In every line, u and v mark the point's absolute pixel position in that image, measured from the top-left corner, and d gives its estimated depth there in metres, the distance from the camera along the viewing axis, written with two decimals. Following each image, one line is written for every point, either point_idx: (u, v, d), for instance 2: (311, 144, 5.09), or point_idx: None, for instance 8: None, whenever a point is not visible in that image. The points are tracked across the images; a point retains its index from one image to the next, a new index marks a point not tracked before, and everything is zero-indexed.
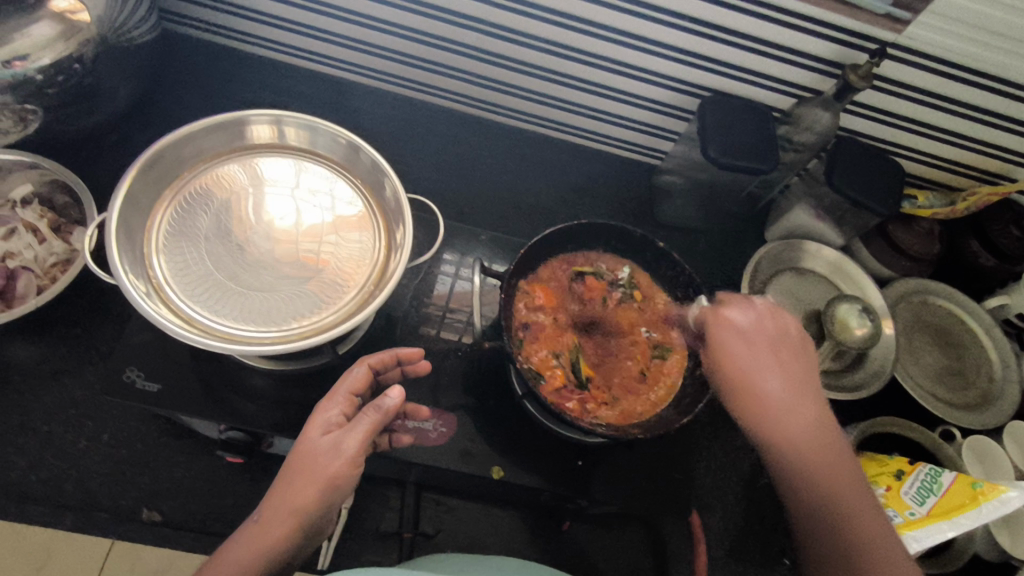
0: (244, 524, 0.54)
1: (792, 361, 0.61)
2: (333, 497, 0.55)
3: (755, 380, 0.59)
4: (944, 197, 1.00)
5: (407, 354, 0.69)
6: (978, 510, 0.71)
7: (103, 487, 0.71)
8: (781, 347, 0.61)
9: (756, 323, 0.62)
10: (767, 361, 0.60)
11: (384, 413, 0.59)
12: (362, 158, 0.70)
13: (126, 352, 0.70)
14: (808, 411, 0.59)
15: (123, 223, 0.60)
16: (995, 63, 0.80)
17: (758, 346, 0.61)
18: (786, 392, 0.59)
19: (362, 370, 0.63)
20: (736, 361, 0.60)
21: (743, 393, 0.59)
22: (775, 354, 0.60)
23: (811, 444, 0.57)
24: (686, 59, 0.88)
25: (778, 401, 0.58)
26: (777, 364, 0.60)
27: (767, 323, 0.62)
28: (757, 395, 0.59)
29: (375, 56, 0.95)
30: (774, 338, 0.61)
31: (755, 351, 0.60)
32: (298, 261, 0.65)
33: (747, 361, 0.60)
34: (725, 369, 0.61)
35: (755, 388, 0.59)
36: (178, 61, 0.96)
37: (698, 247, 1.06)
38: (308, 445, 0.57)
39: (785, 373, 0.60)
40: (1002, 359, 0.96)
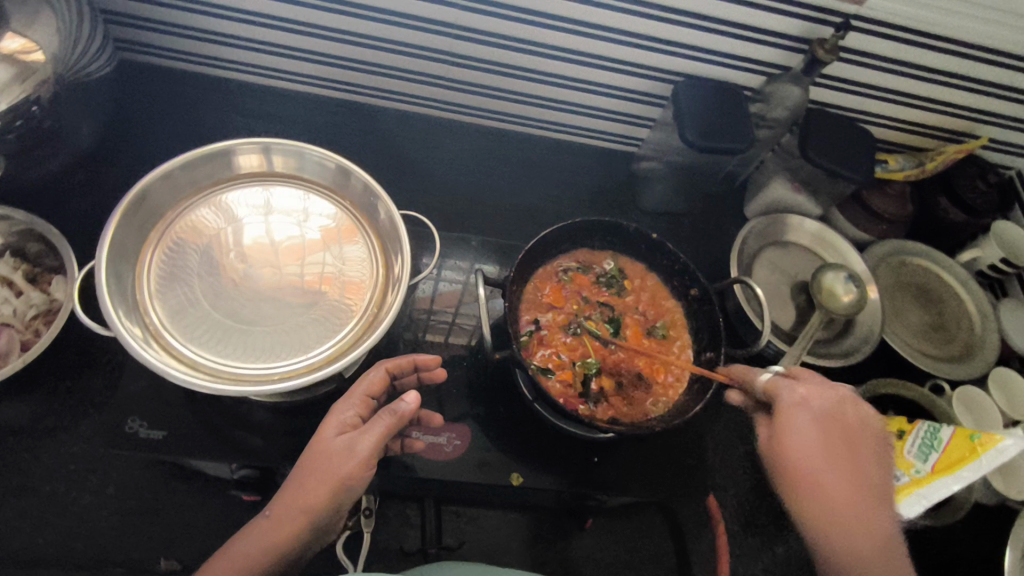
0: (255, 519, 0.56)
1: (858, 453, 0.62)
2: (344, 497, 0.56)
3: (820, 468, 0.60)
4: (913, 159, 1.03)
5: (425, 360, 0.69)
6: (979, 462, 0.74)
7: (114, 540, 0.71)
8: (855, 443, 0.62)
9: (832, 408, 0.63)
10: (838, 455, 0.61)
11: (399, 417, 0.58)
12: (351, 180, 0.69)
13: (125, 401, 0.68)
14: (870, 509, 0.60)
15: (113, 272, 0.58)
16: (954, 27, 0.82)
17: (829, 433, 0.62)
18: (848, 481, 0.60)
19: (378, 375, 0.63)
20: (801, 443, 0.61)
21: (806, 479, 0.60)
22: (846, 446, 0.62)
23: (859, 535, 0.58)
24: (656, 46, 0.88)
25: (839, 491, 0.59)
26: (846, 455, 0.61)
27: (844, 411, 0.63)
28: (820, 482, 0.60)
29: (341, 68, 0.93)
30: (845, 427, 0.63)
31: (828, 442, 0.61)
32: (298, 290, 0.64)
33: (814, 445, 0.61)
34: (787, 450, 0.61)
35: (824, 478, 0.60)
36: (136, 90, 0.93)
37: (682, 230, 1.07)
38: (322, 445, 0.57)
39: (850, 464, 0.61)
40: (981, 311, 1.00)
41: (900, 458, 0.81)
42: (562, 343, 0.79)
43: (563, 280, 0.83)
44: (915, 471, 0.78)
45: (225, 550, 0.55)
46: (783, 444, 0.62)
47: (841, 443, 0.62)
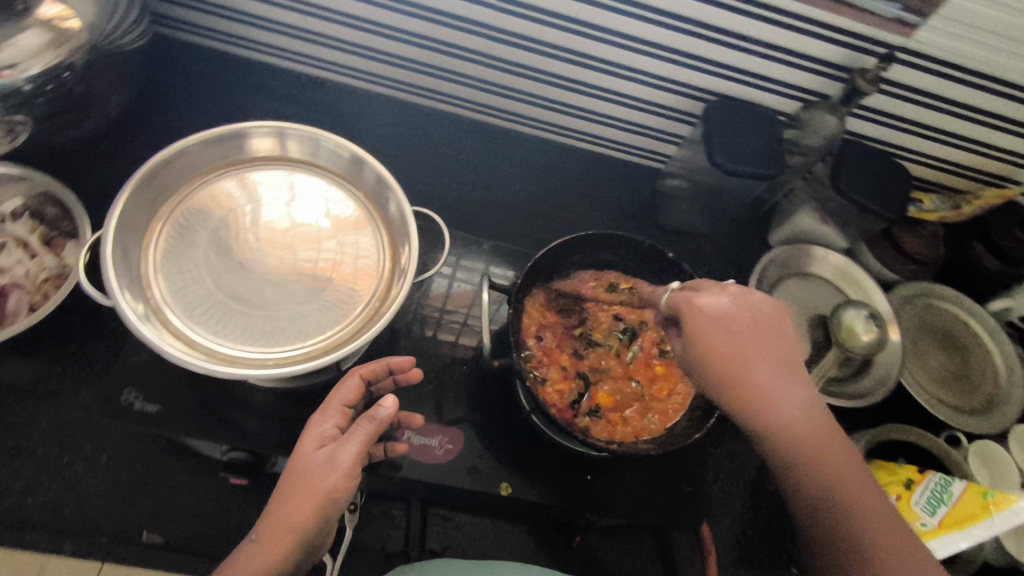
0: (245, 542, 0.54)
1: (765, 333, 0.56)
2: (330, 511, 0.54)
3: (743, 371, 0.55)
4: (947, 201, 1.01)
5: (398, 363, 0.68)
6: (992, 520, 0.70)
7: (102, 509, 0.69)
8: (756, 336, 0.56)
9: (731, 308, 0.57)
10: (775, 360, 0.56)
11: (379, 423, 0.57)
12: (365, 171, 0.68)
13: (123, 372, 0.68)
14: (815, 411, 0.55)
15: (120, 244, 0.58)
16: (1004, 66, 0.79)
17: (739, 325, 0.56)
18: (779, 380, 0.55)
19: (354, 383, 0.62)
20: (723, 342, 0.56)
21: (739, 385, 0.55)
22: (763, 340, 0.56)
23: (824, 453, 0.54)
24: (692, 64, 0.86)
25: (793, 408, 0.54)
26: (780, 355, 0.56)
27: (750, 306, 0.57)
28: (743, 377, 0.55)
29: (372, 60, 0.93)
30: (751, 322, 0.56)
31: (749, 329, 0.56)
32: (301, 278, 0.63)
33: (743, 344, 0.55)
34: (707, 350, 0.56)
35: (747, 382, 0.55)
36: (168, 67, 0.94)
37: (702, 252, 1.05)
38: (302, 460, 0.55)
39: (778, 358, 0.56)
40: (1007, 362, 0.95)
41: (907, 509, 0.78)
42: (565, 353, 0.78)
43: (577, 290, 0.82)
44: (921, 524, 0.76)
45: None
46: (703, 347, 0.56)
47: (747, 351, 0.55)
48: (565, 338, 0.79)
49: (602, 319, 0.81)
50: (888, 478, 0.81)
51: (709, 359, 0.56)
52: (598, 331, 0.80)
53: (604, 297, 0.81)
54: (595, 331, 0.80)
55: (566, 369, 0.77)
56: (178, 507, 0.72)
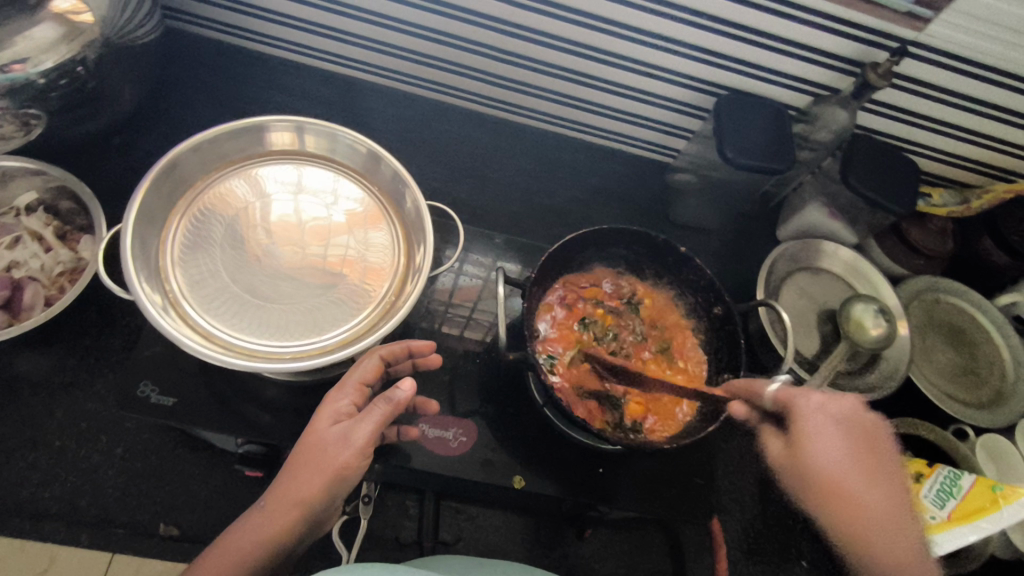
0: (251, 509, 0.55)
1: (877, 452, 0.59)
2: (339, 487, 0.55)
3: (834, 469, 0.57)
4: (958, 196, 1.00)
5: (419, 346, 0.68)
6: (999, 514, 0.71)
7: (118, 501, 0.70)
8: (865, 448, 0.59)
9: (845, 411, 0.59)
10: (875, 474, 0.58)
11: (394, 406, 0.57)
12: (381, 166, 0.68)
13: (139, 366, 0.69)
14: (910, 524, 0.56)
15: (138, 236, 0.58)
16: (1015, 61, 0.79)
17: (848, 439, 0.58)
18: (881, 496, 0.57)
19: (373, 362, 0.63)
20: (824, 458, 0.57)
21: (847, 508, 0.56)
22: (866, 454, 0.58)
23: (920, 570, 0.54)
24: (703, 58, 0.86)
25: (884, 517, 0.56)
26: (882, 471, 0.58)
27: (859, 414, 0.60)
28: (847, 495, 0.56)
29: (382, 54, 0.93)
30: (867, 432, 0.59)
31: (847, 457, 0.57)
32: (316, 273, 0.64)
33: (836, 456, 0.57)
34: (807, 461, 0.58)
35: (852, 502, 0.56)
36: (178, 60, 0.94)
37: (711, 246, 1.05)
38: (316, 435, 0.57)
39: (885, 475, 0.58)
40: (1013, 357, 0.95)
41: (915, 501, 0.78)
42: (574, 344, 0.78)
43: (588, 288, 0.83)
44: (930, 517, 0.76)
45: (219, 544, 0.54)
46: (806, 459, 0.58)
47: (854, 457, 0.58)
48: (576, 328, 0.79)
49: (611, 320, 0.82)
50: None
51: (801, 460, 0.58)
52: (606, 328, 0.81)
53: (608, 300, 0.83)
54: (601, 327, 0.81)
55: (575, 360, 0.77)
56: (193, 499, 0.72)
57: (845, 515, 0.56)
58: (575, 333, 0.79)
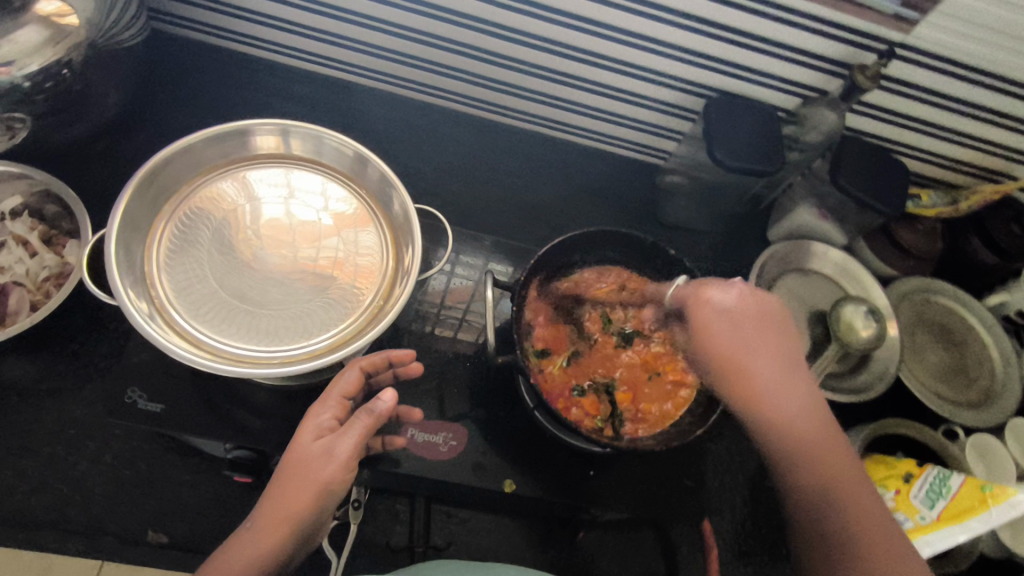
0: (237, 531, 0.54)
1: (773, 330, 0.61)
2: (326, 501, 0.55)
3: (741, 353, 0.60)
4: (945, 196, 1.01)
5: (398, 356, 0.68)
6: (989, 513, 0.71)
7: (106, 509, 0.69)
8: (767, 329, 0.61)
9: (741, 303, 0.62)
10: (777, 353, 0.60)
11: (376, 417, 0.57)
12: (368, 169, 0.68)
13: (126, 372, 0.68)
14: (815, 403, 0.60)
15: (122, 243, 0.57)
16: (1001, 63, 0.79)
17: (749, 326, 0.61)
18: (780, 373, 0.60)
19: (353, 375, 0.63)
20: (724, 340, 0.61)
21: (746, 383, 0.60)
22: (766, 336, 0.61)
23: (821, 439, 0.58)
24: (691, 60, 0.86)
25: (791, 406, 0.59)
26: (791, 355, 0.61)
27: (760, 306, 0.62)
28: (745, 371, 0.60)
29: (371, 56, 0.93)
30: (770, 321, 0.62)
31: (749, 340, 0.60)
32: (305, 277, 0.63)
33: (736, 335, 0.61)
34: (708, 337, 0.62)
35: (755, 379, 0.59)
36: (167, 63, 0.93)
37: (701, 248, 1.06)
38: (299, 451, 0.56)
39: (791, 359, 0.61)
40: (1003, 357, 0.96)
41: (906, 503, 0.79)
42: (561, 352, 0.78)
43: (583, 288, 0.81)
44: (919, 518, 0.77)
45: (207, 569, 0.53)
46: (705, 337, 0.62)
47: (759, 340, 0.60)
48: (563, 335, 0.79)
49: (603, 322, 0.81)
50: (886, 472, 0.82)
51: (709, 345, 0.61)
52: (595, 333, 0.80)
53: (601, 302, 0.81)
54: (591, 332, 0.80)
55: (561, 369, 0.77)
56: (182, 505, 0.72)
57: (754, 399, 0.59)
58: (563, 341, 0.79)
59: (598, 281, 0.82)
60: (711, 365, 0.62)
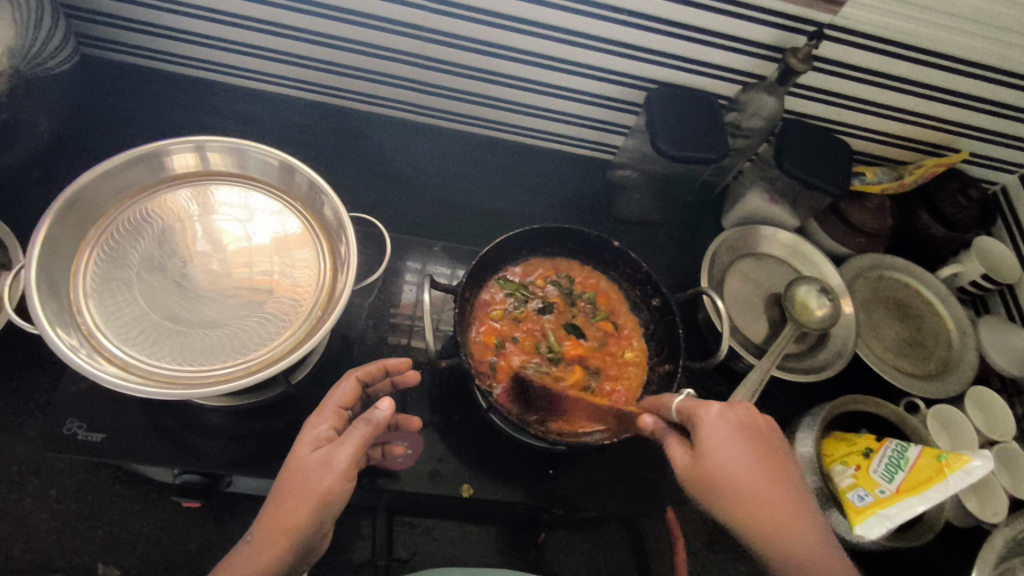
0: (237, 546, 0.53)
1: (767, 452, 0.57)
2: (326, 514, 0.53)
3: (745, 497, 0.54)
4: (891, 172, 1.01)
5: (394, 364, 0.68)
6: (946, 482, 0.71)
7: (54, 545, 0.68)
8: (762, 452, 0.57)
9: (735, 417, 0.58)
10: (755, 476, 0.55)
11: (375, 426, 0.56)
12: (297, 177, 0.67)
13: (64, 404, 0.66)
14: (806, 520, 0.55)
15: (44, 271, 0.56)
16: (931, 38, 0.81)
17: (744, 449, 0.56)
18: (764, 486, 0.55)
19: (350, 385, 0.61)
20: (722, 467, 0.55)
21: (760, 514, 0.54)
22: (755, 456, 0.56)
23: (804, 532, 0.54)
24: (629, 53, 0.87)
25: (773, 524, 0.54)
26: (763, 460, 0.57)
27: (742, 422, 0.58)
28: (756, 516, 0.54)
29: (311, 69, 0.93)
30: (759, 433, 0.58)
31: (747, 475, 0.55)
32: (239, 292, 0.62)
33: (731, 458, 0.56)
34: (709, 468, 0.55)
35: (761, 516, 0.54)
36: (99, 87, 0.92)
37: (657, 240, 1.06)
38: (298, 462, 0.55)
39: (771, 471, 0.56)
40: (958, 328, 0.98)
41: (866, 477, 0.78)
42: (509, 344, 0.77)
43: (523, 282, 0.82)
44: (880, 491, 0.76)
45: None
46: (708, 472, 0.55)
47: (747, 472, 0.55)
48: (511, 327, 0.79)
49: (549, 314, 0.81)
50: (846, 449, 0.82)
51: (711, 477, 0.55)
52: (543, 324, 0.80)
53: (546, 293, 0.81)
54: (537, 321, 0.80)
55: (508, 363, 0.76)
56: (135, 536, 0.71)
57: (766, 532, 0.54)
58: (510, 332, 0.78)
59: (539, 274, 0.83)
60: (702, 492, 0.56)
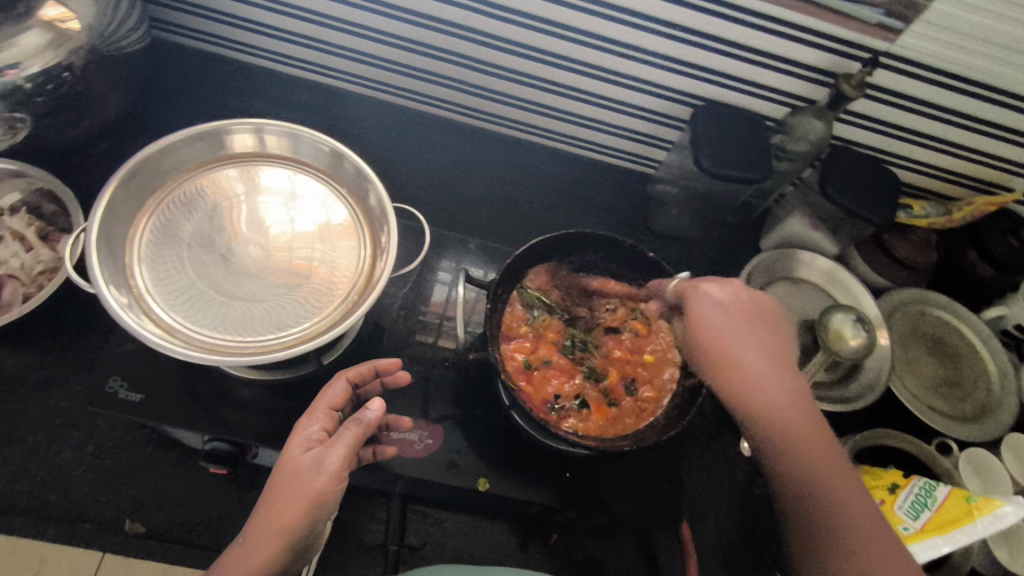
0: (228, 550, 0.52)
1: (761, 325, 0.63)
2: (319, 515, 0.52)
3: (736, 351, 0.60)
4: (940, 207, 0.99)
5: (385, 365, 0.68)
6: (973, 526, 0.70)
7: (87, 497, 0.72)
8: (764, 322, 0.63)
9: (732, 295, 0.64)
10: (755, 338, 0.61)
11: (364, 427, 0.57)
12: (345, 164, 0.70)
13: (109, 363, 0.70)
14: (790, 380, 0.60)
15: (104, 233, 0.59)
16: (991, 72, 0.79)
17: (745, 317, 0.62)
18: (763, 358, 0.61)
19: (340, 386, 0.62)
20: (716, 329, 0.62)
21: (738, 373, 0.60)
22: (751, 321, 0.62)
23: (816, 445, 0.57)
24: (679, 69, 0.87)
25: (765, 384, 0.59)
26: (774, 342, 0.62)
27: (745, 301, 0.64)
28: (739, 364, 0.60)
29: (367, 65, 0.96)
30: (755, 311, 0.63)
31: (735, 325, 0.62)
32: (282, 272, 0.65)
33: (730, 328, 0.62)
34: (704, 334, 0.63)
35: (743, 369, 0.60)
36: (167, 70, 0.97)
37: (692, 257, 1.05)
38: (290, 463, 0.54)
39: (766, 338, 0.62)
40: (1000, 371, 0.94)
41: (890, 512, 0.77)
42: (530, 351, 0.78)
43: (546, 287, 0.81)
44: (903, 528, 0.75)
45: None
46: (705, 336, 0.62)
47: (774, 338, 0.62)
48: (533, 333, 0.79)
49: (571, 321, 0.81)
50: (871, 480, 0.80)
51: (702, 335, 0.62)
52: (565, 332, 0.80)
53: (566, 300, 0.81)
54: (559, 329, 0.80)
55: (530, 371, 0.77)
56: (162, 496, 0.74)
57: (744, 394, 0.59)
58: (532, 339, 0.79)
59: (561, 280, 0.81)
60: (700, 351, 0.63)
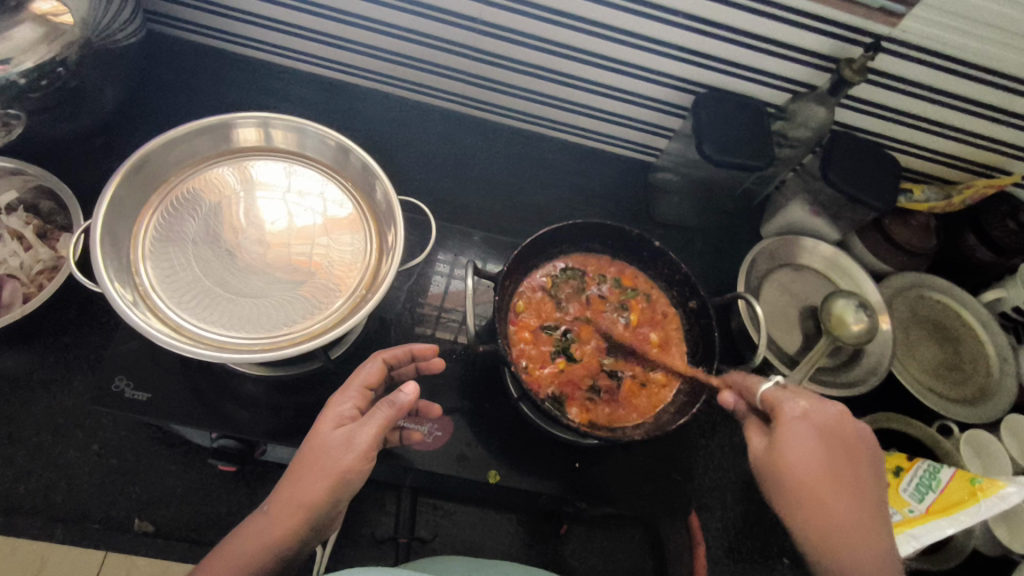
0: (252, 516, 0.52)
1: (856, 461, 0.57)
2: (343, 492, 0.53)
3: (820, 482, 0.55)
4: (939, 191, 1.00)
5: (421, 350, 0.68)
6: (977, 507, 0.70)
7: (93, 497, 0.73)
8: (855, 455, 0.57)
9: (829, 421, 0.58)
10: (837, 471, 0.56)
11: (398, 409, 0.56)
12: (350, 158, 0.69)
13: (114, 361, 0.69)
14: (875, 523, 0.54)
15: (108, 230, 0.59)
16: (993, 56, 0.79)
17: (827, 438, 0.57)
18: (855, 507, 0.55)
19: (376, 366, 0.62)
20: (800, 454, 0.56)
21: (817, 502, 0.55)
22: (840, 450, 0.57)
23: None
24: (680, 56, 0.87)
25: (846, 523, 0.54)
26: (848, 474, 0.56)
27: (838, 425, 0.58)
28: (823, 499, 0.55)
29: (366, 56, 0.94)
30: (845, 435, 0.58)
31: (830, 444, 0.57)
32: (289, 269, 0.64)
33: (823, 475, 0.55)
34: (787, 465, 0.56)
35: (820, 498, 0.55)
36: (161, 62, 0.96)
37: (694, 245, 1.05)
38: (319, 439, 0.55)
39: (846, 465, 0.56)
40: (998, 353, 0.95)
41: (896, 496, 0.78)
42: (537, 338, 0.78)
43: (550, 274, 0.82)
44: (909, 511, 0.76)
45: (215, 556, 0.51)
46: (787, 463, 0.56)
47: (857, 470, 0.57)
48: (540, 319, 0.80)
49: (577, 305, 0.82)
50: None
51: (789, 466, 0.56)
52: (571, 317, 0.81)
53: (571, 284, 0.82)
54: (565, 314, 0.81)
55: (540, 359, 0.77)
56: (170, 494, 0.75)
57: (822, 529, 0.54)
58: (539, 326, 0.79)
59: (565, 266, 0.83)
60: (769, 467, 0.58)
